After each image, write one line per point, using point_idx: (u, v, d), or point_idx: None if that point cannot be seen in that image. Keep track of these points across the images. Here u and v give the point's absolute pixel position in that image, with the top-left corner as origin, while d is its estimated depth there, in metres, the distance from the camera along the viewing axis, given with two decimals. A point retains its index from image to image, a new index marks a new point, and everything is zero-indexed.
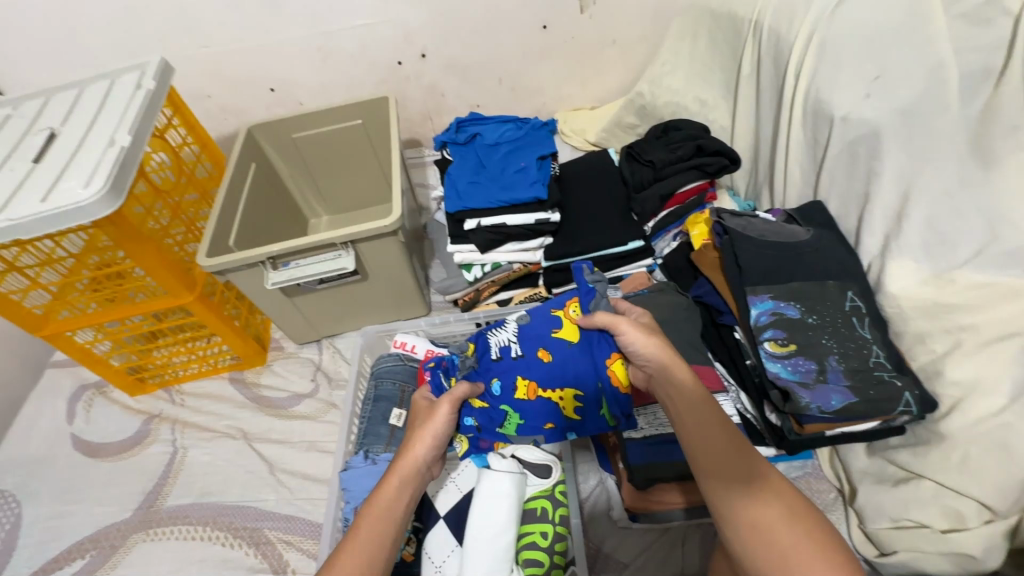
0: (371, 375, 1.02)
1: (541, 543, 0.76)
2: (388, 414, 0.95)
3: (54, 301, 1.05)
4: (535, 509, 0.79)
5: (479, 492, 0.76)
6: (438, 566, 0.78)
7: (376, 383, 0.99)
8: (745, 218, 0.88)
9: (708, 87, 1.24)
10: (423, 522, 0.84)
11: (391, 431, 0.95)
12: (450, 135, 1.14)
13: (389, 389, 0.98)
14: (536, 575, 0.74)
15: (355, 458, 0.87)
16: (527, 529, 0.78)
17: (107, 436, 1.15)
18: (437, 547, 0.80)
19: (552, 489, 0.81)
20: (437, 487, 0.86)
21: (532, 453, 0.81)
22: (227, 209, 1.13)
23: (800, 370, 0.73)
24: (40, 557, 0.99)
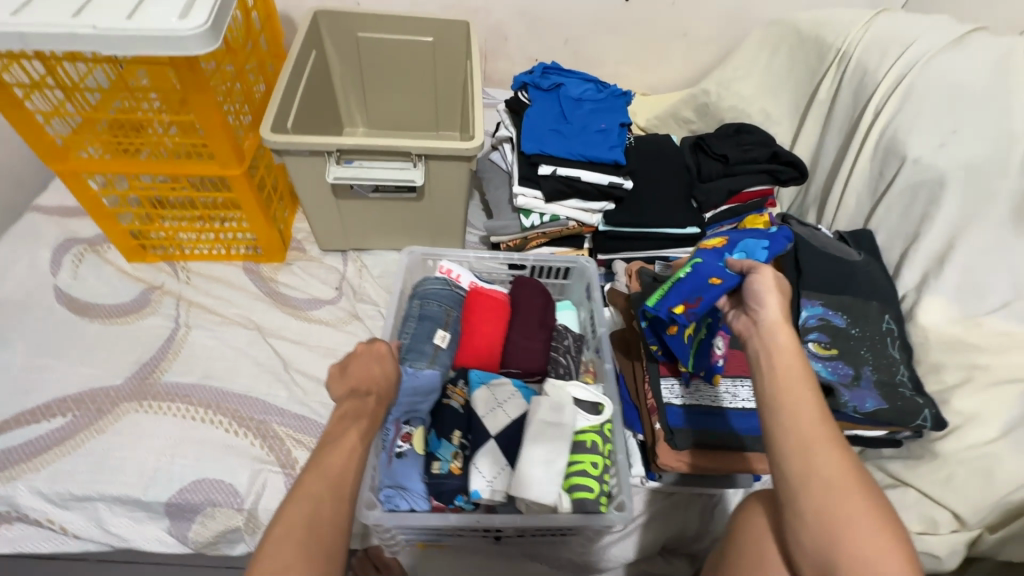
0: (414, 293, 1.02)
1: (590, 472, 0.81)
2: (431, 333, 0.96)
3: (76, 134, 0.94)
4: (585, 441, 0.83)
5: (535, 419, 0.82)
6: (489, 480, 0.79)
7: (420, 303, 0.99)
8: (809, 228, 0.94)
9: (775, 101, 1.27)
10: (471, 440, 0.83)
11: (436, 351, 0.95)
12: (534, 79, 1.13)
13: (434, 308, 0.98)
14: (587, 498, 0.79)
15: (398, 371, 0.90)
16: (578, 458, 0.82)
17: (98, 296, 1.06)
18: (487, 463, 0.80)
19: (601, 424, 0.85)
20: (486, 406, 0.85)
21: (587, 391, 0.87)
22: (288, 90, 1.06)
23: (839, 372, 0.81)
24: (14, 406, 0.91)
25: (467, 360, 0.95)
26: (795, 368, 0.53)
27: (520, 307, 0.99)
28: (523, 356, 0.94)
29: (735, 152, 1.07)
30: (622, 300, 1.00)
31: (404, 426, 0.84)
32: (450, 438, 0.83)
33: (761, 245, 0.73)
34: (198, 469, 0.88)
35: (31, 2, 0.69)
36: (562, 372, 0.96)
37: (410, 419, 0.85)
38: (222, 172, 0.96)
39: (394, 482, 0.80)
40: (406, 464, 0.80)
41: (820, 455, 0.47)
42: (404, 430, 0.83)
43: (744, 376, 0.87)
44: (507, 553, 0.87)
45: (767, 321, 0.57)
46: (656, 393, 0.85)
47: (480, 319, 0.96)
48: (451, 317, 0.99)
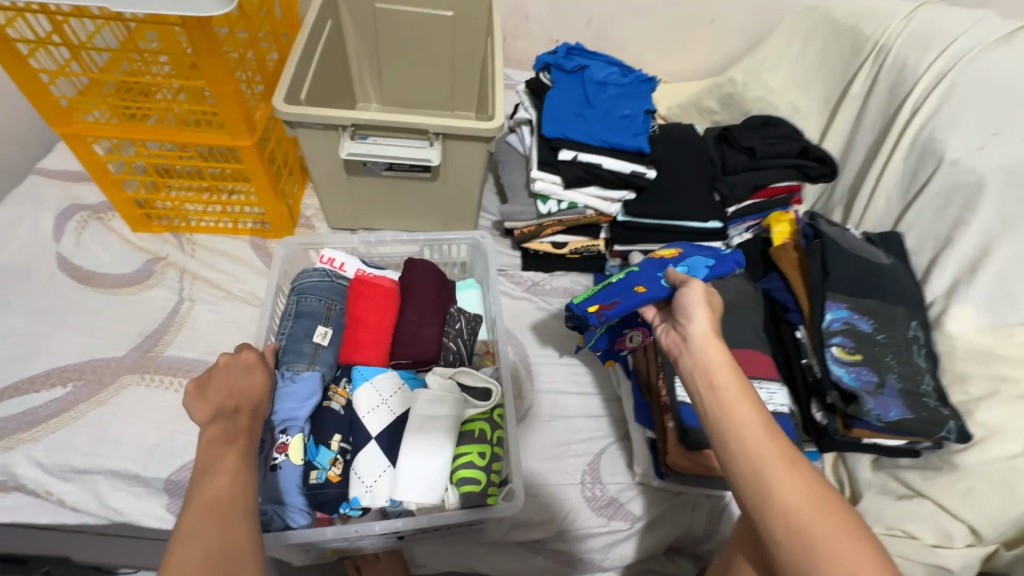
0: (292, 289, 0.81)
1: (478, 463, 0.68)
2: (310, 331, 0.76)
3: (81, 96, 0.90)
4: (472, 431, 0.70)
5: (414, 416, 0.68)
6: (367, 487, 0.65)
7: (296, 298, 0.78)
8: (838, 228, 0.91)
9: (804, 94, 1.23)
10: (353, 443, 0.68)
11: (317, 352, 0.75)
12: (558, 59, 1.09)
13: (313, 304, 0.77)
14: (473, 494, 0.66)
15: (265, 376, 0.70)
16: (464, 450, 0.69)
17: (101, 265, 1.04)
18: (367, 466, 0.66)
19: (489, 410, 0.72)
20: (363, 403, 0.70)
21: (474, 376, 0.72)
22: (304, 60, 1.02)
23: (862, 378, 0.78)
24: (13, 373, 0.89)
25: (352, 355, 0.75)
26: (732, 384, 0.53)
27: (413, 291, 0.79)
28: (414, 345, 0.76)
29: (762, 145, 1.03)
30: None
31: (279, 436, 0.66)
32: (327, 444, 0.67)
33: (704, 263, 0.85)
34: (199, 446, 0.87)
35: None
36: (450, 358, 0.77)
37: (287, 426, 0.67)
38: (232, 142, 0.93)
39: (271, 498, 0.64)
40: (280, 481, 0.64)
41: (771, 475, 0.47)
42: (280, 441, 0.67)
43: (773, 380, 0.84)
44: (510, 546, 0.86)
45: (698, 336, 0.59)
46: (670, 391, 0.82)
47: (364, 309, 0.77)
48: (334, 312, 0.79)
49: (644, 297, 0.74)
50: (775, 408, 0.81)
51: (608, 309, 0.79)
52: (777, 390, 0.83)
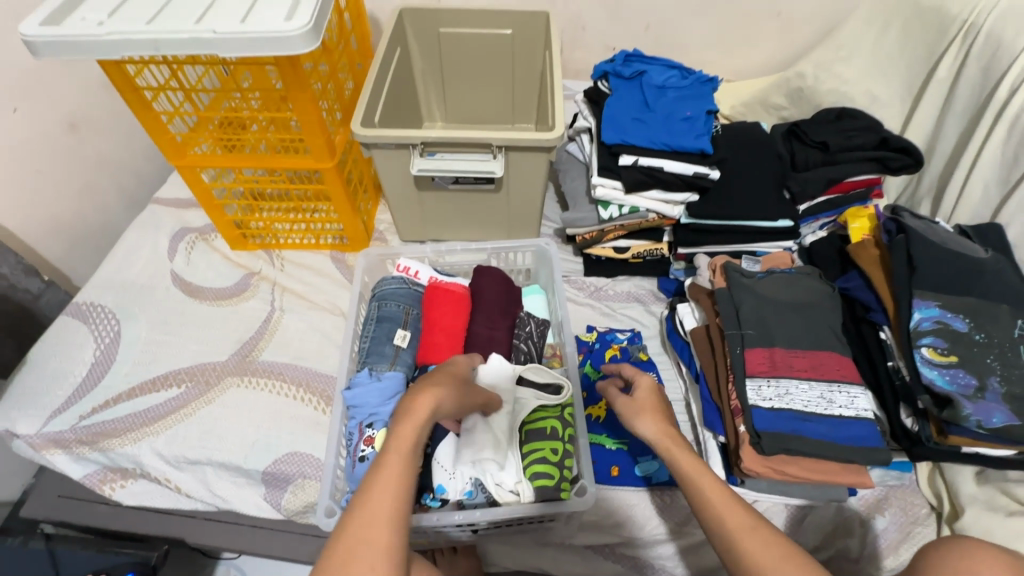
0: (372, 296, 0.85)
1: (551, 459, 0.71)
2: (391, 334, 0.79)
3: (192, 133, 1.04)
4: (543, 428, 0.73)
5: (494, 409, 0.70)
6: (450, 477, 0.69)
7: (377, 304, 0.82)
8: (925, 222, 0.85)
9: (883, 83, 1.16)
10: (433, 437, 0.71)
11: (397, 354, 0.79)
12: (616, 66, 1.10)
13: (392, 309, 0.81)
14: (546, 487, 0.69)
15: (359, 374, 0.74)
16: (535, 446, 0.72)
17: (207, 280, 1.17)
18: (448, 457, 0.70)
19: (560, 409, 0.75)
20: None
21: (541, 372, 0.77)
22: (376, 85, 1.11)
23: (959, 382, 0.72)
24: (138, 375, 1.02)
25: (428, 357, 0.78)
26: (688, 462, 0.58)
27: (482, 298, 0.84)
28: (484, 346, 0.80)
29: (836, 139, 0.99)
30: (706, 296, 0.95)
31: (367, 429, 0.71)
32: None
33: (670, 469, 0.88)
34: (291, 442, 0.95)
35: (161, 12, 0.76)
36: (523, 359, 0.82)
37: (374, 421, 0.71)
38: (315, 165, 1.02)
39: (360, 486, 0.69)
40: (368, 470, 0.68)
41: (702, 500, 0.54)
42: (367, 434, 0.71)
43: (857, 384, 0.79)
44: (579, 548, 0.87)
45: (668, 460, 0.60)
46: (741, 394, 0.80)
47: (438, 314, 0.81)
48: (413, 317, 0.83)
49: (619, 482, 0.89)
50: (857, 413, 0.77)
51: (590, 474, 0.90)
52: (859, 394, 0.78)
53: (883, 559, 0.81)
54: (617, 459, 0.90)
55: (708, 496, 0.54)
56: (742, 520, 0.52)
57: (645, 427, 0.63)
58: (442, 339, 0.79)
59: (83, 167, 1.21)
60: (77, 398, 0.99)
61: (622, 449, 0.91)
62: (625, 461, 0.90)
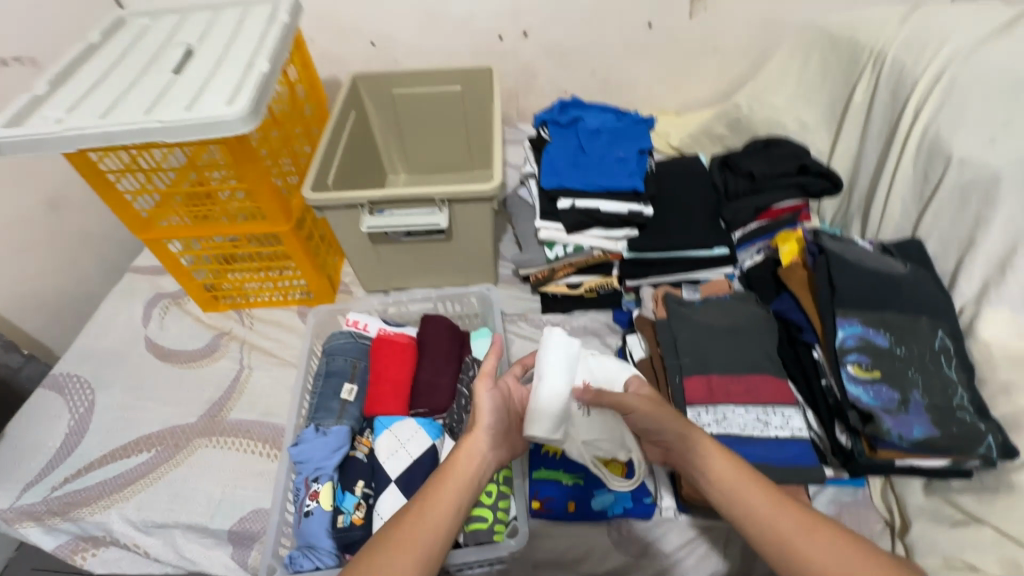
0: (322, 351, 0.89)
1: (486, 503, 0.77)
2: (338, 388, 0.83)
3: (158, 207, 1.10)
4: None
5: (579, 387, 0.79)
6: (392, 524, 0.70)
7: (325, 359, 0.86)
8: (844, 242, 0.89)
9: (811, 109, 1.22)
10: (375, 487, 0.73)
11: (344, 407, 0.82)
12: (553, 114, 1.17)
13: (339, 363, 0.85)
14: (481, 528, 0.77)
15: (305, 430, 0.77)
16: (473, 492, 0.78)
17: (178, 343, 1.21)
18: (389, 507, 0.71)
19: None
20: (386, 450, 0.75)
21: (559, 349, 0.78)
22: (330, 148, 1.17)
23: (882, 397, 0.74)
24: (110, 442, 1.05)
25: (375, 408, 0.81)
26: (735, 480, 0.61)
27: (427, 345, 0.88)
28: (430, 392, 0.83)
29: (762, 168, 1.04)
30: (649, 327, 0.98)
31: (312, 484, 0.73)
32: (353, 489, 0.73)
33: (623, 501, 0.89)
34: (257, 499, 0.98)
35: (115, 106, 0.83)
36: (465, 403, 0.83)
37: (320, 475, 0.74)
38: (273, 229, 1.08)
39: (304, 542, 0.70)
40: (311, 524, 0.70)
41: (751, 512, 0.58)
42: (312, 488, 0.73)
43: (792, 405, 0.81)
44: None
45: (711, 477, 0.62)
46: None
47: (383, 364, 0.85)
48: (361, 370, 0.87)
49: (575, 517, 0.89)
50: (792, 434, 0.79)
51: (544, 511, 0.90)
52: (794, 415, 0.80)
53: None
54: (572, 495, 0.90)
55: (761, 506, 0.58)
56: (788, 515, 0.57)
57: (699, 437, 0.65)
58: (388, 390, 0.83)
59: (61, 244, 1.27)
60: (50, 469, 1.01)
61: (578, 484, 0.91)
62: (580, 496, 0.90)
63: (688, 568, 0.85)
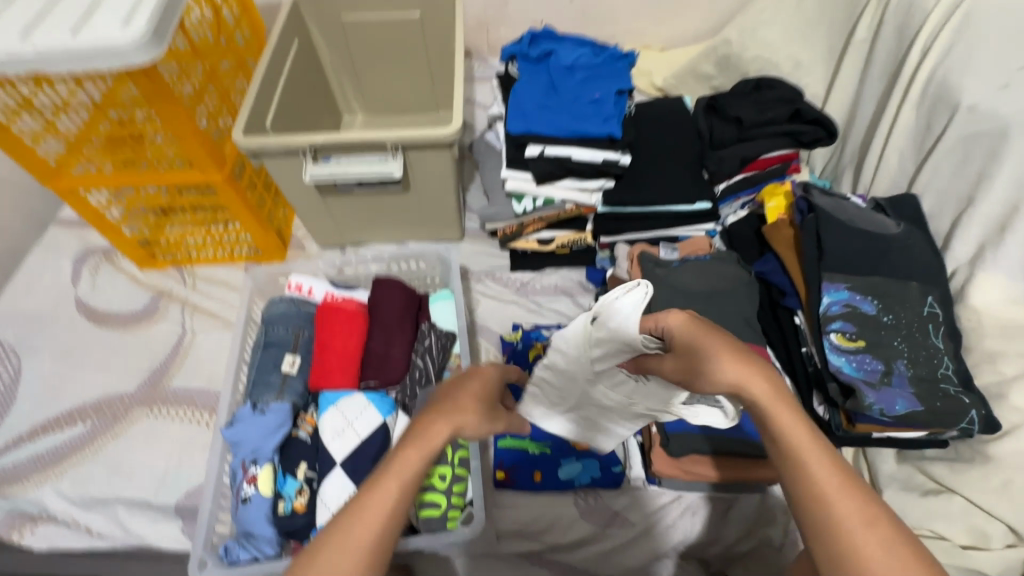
0: (261, 319, 0.80)
1: (438, 486, 0.68)
2: (278, 361, 0.75)
3: (68, 152, 0.96)
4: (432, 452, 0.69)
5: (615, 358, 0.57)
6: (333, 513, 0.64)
7: (264, 328, 0.77)
8: (836, 199, 0.82)
9: (808, 46, 1.10)
10: (319, 470, 0.67)
11: (286, 380, 0.75)
12: (522, 47, 1.03)
13: (280, 333, 0.77)
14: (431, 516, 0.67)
15: (241, 409, 0.70)
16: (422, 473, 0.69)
17: (113, 305, 1.11)
18: (333, 493, 0.65)
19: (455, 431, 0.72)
20: (331, 430, 0.69)
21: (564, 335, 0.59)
22: (267, 85, 1.03)
23: (865, 368, 0.69)
24: (40, 414, 0.97)
25: (320, 382, 0.74)
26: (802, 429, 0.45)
27: (377, 312, 0.79)
28: (379, 365, 0.76)
29: (751, 113, 0.94)
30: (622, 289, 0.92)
31: (250, 468, 0.67)
32: (295, 473, 0.67)
33: (590, 471, 0.85)
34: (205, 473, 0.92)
35: None
36: (416, 375, 0.75)
37: (258, 458, 0.67)
38: (204, 178, 0.95)
39: (243, 530, 0.65)
40: (249, 511, 0.65)
41: (808, 470, 0.44)
42: (250, 472, 0.67)
43: None
44: (505, 556, 0.86)
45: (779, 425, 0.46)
46: None
47: (327, 334, 0.76)
48: (305, 339, 0.78)
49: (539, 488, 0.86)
50: None
51: (507, 482, 0.86)
52: None
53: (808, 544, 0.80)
54: (538, 465, 0.87)
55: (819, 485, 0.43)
56: (841, 499, 0.42)
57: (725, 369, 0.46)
58: (332, 362, 0.75)
59: None
60: None
61: (545, 453, 0.88)
62: (546, 466, 0.87)
63: (656, 536, 0.83)
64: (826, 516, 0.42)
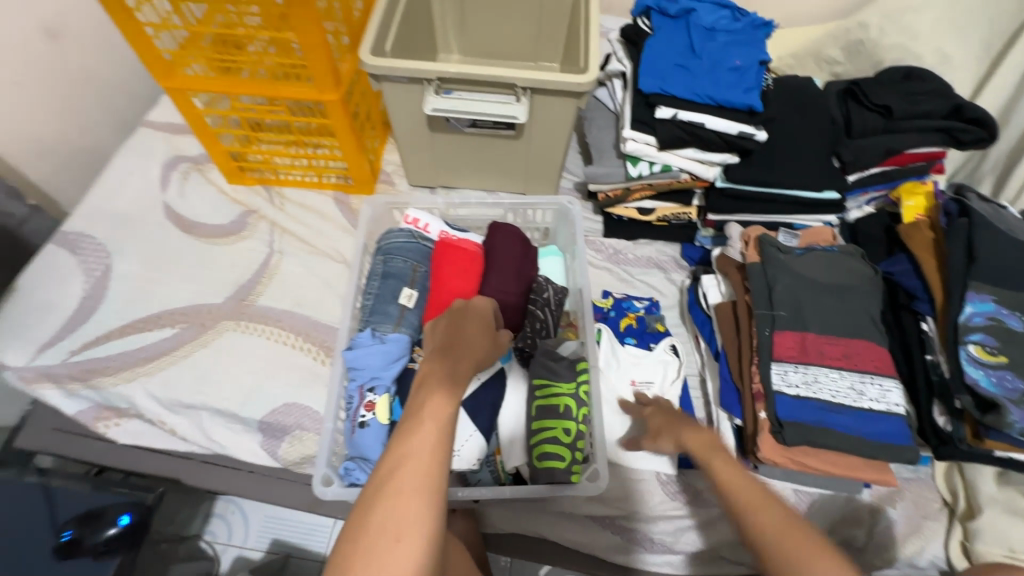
0: (377, 249, 0.79)
1: (563, 440, 0.68)
2: (396, 293, 0.74)
3: (182, 50, 0.93)
4: (555, 405, 0.69)
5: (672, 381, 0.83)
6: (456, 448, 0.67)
7: (382, 258, 0.76)
8: (992, 206, 0.77)
9: (959, 41, 1.02)
10: None
11: (401, 313, 0.74)
12: (659, 2, 0.97)
13: (398, 265, 0.75)
14: (553, 468, 0.67)
15: (361, 335, 0.69)
16: (547, 425, 0.68)
17: (202, 215, 1.10)
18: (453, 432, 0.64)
19: (576, 387, 0.70)
20: None
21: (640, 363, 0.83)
22: (388, 6, 0.98)
23: (1006, 385, 0.67)
24: (129, 313, 0.98)
25: (437, 320, 0.73)
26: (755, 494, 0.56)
27: (494, 257, 0.77)
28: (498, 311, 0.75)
29: (903, 103, 0.88)
30: (736, 268, 0.88)
31: (368, 394, 0.66)
32: None
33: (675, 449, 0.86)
34: (289, 393, 0.92)
35: None
36: (538, 328, 0.75)
37: (376, 386, 0.67)
38: (318, 97, 0.92)
39: (358, 453, 0.65)
40: (367, 437, 0.64)
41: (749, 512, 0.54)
42: (368, 399, 0.66)
43: (892, 378, 0.74)
44: (579, 517, 0.86)
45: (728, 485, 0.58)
46: (765, 379, 0.75)
47: (447, 273, 0.75)
48: (421, 276, 0.77)
49: None
50: (888, 408, 0.72)
51: None
52: (892, 388, 0.73)
53: (890, 549, 0.79)
54: None
55: (744, 504, 0.56)
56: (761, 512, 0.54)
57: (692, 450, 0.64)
58: (451, 301, 0.73)
59: (64, 79, 1.10)
60: (68, 331, 0.95)
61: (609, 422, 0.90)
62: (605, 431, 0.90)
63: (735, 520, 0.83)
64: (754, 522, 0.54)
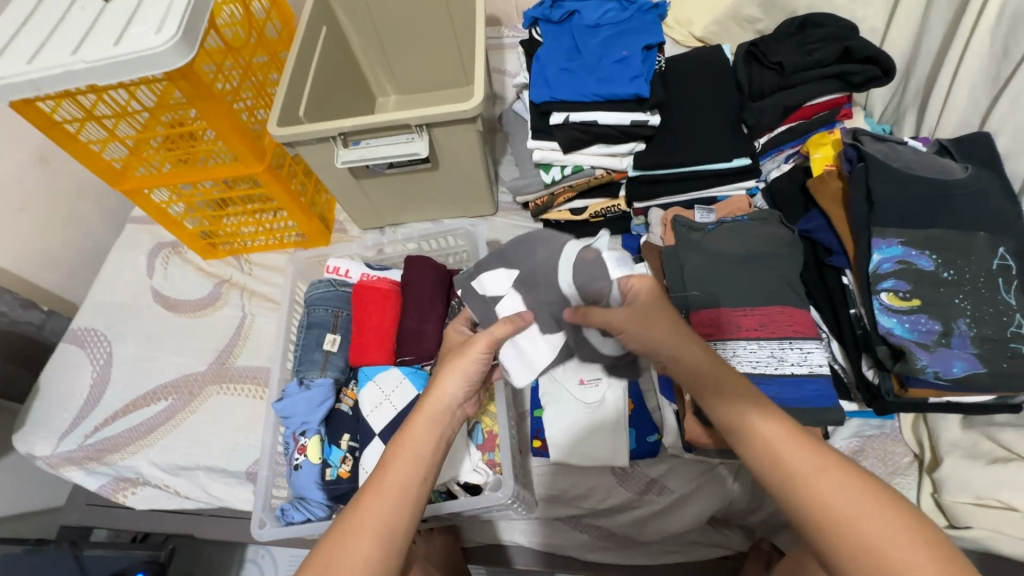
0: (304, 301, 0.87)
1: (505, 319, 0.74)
2: (320, 340, 0.82)
3: (131, 156, 1.02)
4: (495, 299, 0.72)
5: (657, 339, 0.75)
6: None
7: (306, 310, 0.84)
8: (889, 144, 0.76)
9: None
10: (360, 440, 0.75)
11: (328, 357, 0.82)
12: (543, 11, 1.00)
13: (321, 314, 0.83)
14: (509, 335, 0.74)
15: (289, 385, 0.77)
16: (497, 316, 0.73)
17: (183, 293, 1.21)
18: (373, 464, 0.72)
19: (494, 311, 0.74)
20: (368, 403, 0.76)
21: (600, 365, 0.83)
22: (298, 73, 1.06)
23: (920, 329, 0.65)
24: (131, 391, 1.09)
25: (359, 359, 0.80)
26: (817, 458, 0.49)
27: (408, 289, 0.82)
28: (416, 339, 0.78)
29: (795, 56, 0.87)
30: (656, 254, 0.89)
31: (300, 438, 0.75)
32: (339, 443, 0.75)
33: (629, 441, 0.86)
34: None
35: (43, 46, 0.74)
36: None
37: (307, 429, 0.75)
38: (247, 171, 1.01)
39: (297, 493, 0.74)
40: (301, 477, 0.73)
41: (809, 494, 0.47)
42: (300, 442, 0.75)
43: (813, 338, 0.73)
44: (546, 521, 0.88)
45: (779, 453, 0.50)
46: None
47: (365, 311, 0.81)
48: (344, 319, 0.84)
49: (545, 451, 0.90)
50: (810, 370, 0.72)
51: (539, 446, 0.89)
52: (813, 350, 0.73)
53: None
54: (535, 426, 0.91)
55: (802, 477, 0.48)
56: (820, 478, 0.48)
57: (760, 419, 0.52)
58: (370, 338, 0.80)
59: None
60: (83, 417, 1.07)
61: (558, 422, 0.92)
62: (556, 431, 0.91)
63: (695, 503, 0.83)
64: (809, 499, 0.47)
